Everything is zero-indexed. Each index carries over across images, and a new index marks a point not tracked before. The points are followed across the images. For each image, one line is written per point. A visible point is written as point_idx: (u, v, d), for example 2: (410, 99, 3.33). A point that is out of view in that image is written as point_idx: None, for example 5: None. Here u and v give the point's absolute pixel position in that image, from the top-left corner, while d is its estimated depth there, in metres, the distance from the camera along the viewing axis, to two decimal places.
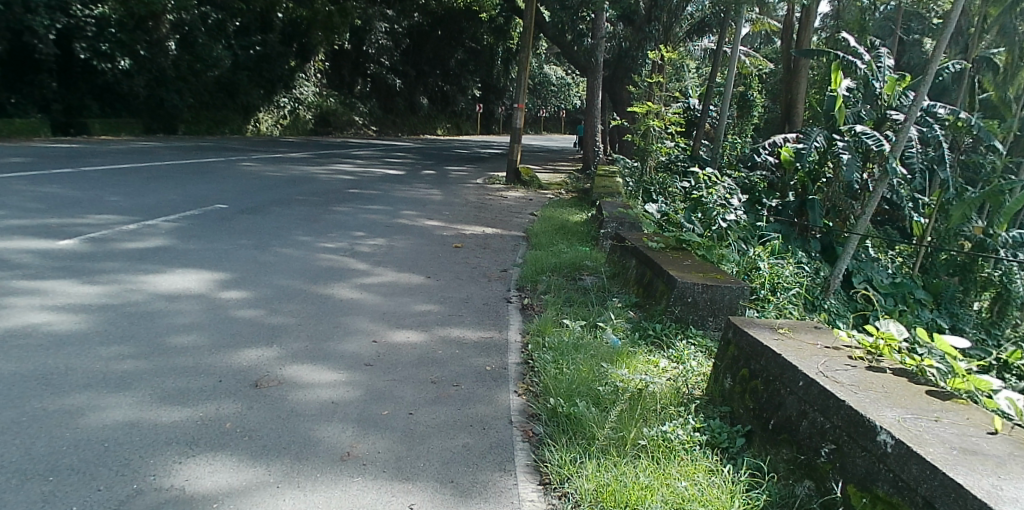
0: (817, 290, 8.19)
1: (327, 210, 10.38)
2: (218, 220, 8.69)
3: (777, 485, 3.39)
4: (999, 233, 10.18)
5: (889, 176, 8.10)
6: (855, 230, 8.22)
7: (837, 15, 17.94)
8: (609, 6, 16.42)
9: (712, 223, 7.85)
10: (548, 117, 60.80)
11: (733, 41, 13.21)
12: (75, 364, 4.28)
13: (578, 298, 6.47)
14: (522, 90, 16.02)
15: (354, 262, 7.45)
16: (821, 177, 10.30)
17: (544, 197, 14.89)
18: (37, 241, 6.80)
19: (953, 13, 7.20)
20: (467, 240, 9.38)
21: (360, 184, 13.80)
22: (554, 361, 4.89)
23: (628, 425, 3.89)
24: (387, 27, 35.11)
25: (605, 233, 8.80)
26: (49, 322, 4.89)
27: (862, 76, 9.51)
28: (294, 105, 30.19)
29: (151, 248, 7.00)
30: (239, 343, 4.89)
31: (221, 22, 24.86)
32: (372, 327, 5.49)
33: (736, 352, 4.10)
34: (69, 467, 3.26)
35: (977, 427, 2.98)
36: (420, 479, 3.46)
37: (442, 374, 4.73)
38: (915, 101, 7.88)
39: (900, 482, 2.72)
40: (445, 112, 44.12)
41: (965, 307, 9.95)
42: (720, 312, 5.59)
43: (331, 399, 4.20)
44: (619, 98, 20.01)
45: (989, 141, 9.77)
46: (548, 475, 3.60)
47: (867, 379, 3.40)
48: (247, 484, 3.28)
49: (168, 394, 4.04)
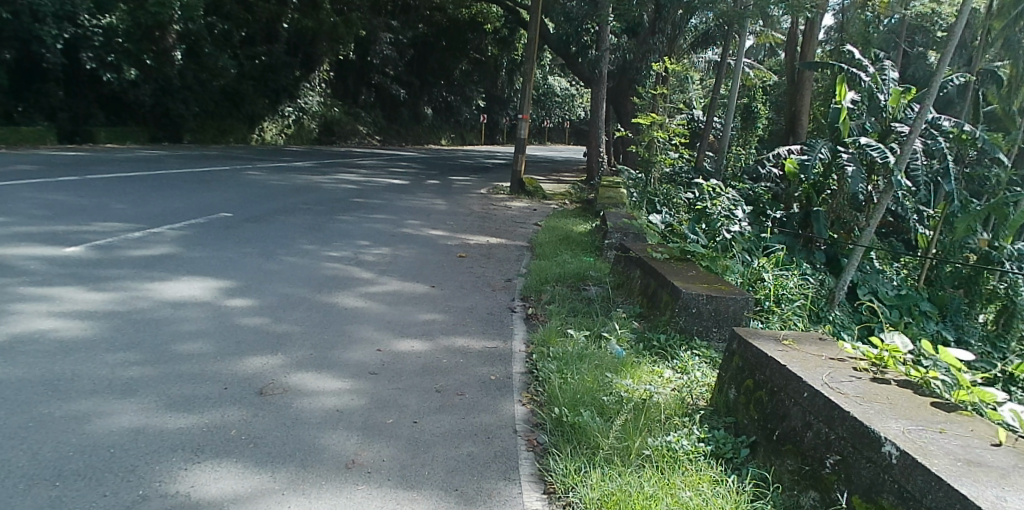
0: (821, 302, 8.18)
1: (331, 219, 10.42)
2: (223, 228, 8.74)
3: (782, 496, 3.40)
4: (1004, 245, 10.01)
5: (895, 188, 8.05)
6: (860, 242, 8.12)
7: (841, 28, 18.19)
8: (614, 20, 16.40)
9: (716, 235, 7.93)
10: (552, 127, 61.05)
11: (737, 52, 12.90)
12: (82, 371, 4.30)
13: (582, 309, 6.49)
14: (527, 100, 15.89)
15: (358, 271, 7.48)
16: (826, 188, 10.25)
17: (549, 207, 14.97)
18: (44, 248, 6.84)
19: (958, 24, 7.02)
20: (471, 249, 9.42)
21: (364, 193, 13.86)
22: (559, 370, 4.90)
23: (633, 435, 3.90)
24: (392, 38, 34.88)
25: (610, 243, 8.74)
26: (56, 329, 4.91)
27: (866, 89, 9.77)
28: (299, 114, 30.35)
29: (157, 256, 7.05)
30: (245, 351, 4.91)
31: (227, 32, 25.03)
32: (378, 336, 5.52)
33: (741, 362, 4.10)
34: (75, 472, 3.28)
35: (980, 439, 2.98)
36: (425, 487, 3.46)
37: (447, 383, 4.75)
38: (920, 113, 7.79)
39: (906, 493, 2.72)
40: (450, 123, 44.39)
41: (970, 320, 9.86)
42: (724, 323, 5.58)
43: (335, 407, 4.22)
44: (623, 109, 20.23)
45: (995, 153, 9.79)
46: (553, 484, 3.60)
47: (872, 391, 3.40)
48: (253, 491, 3.29)
49: (175, 401, 4.06)
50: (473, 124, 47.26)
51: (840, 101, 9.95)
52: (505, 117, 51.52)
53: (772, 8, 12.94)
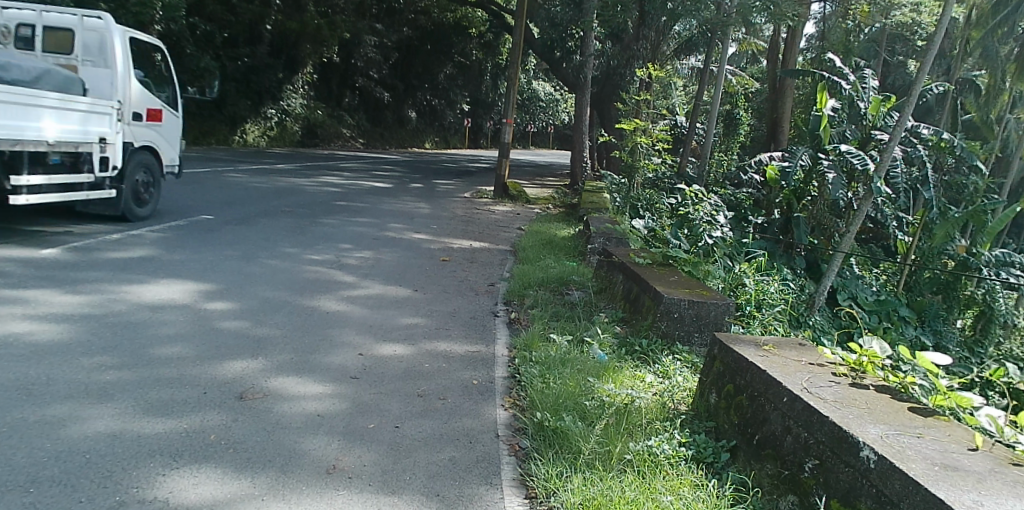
0: (801, 307, 8.30)
1: (313, 222, 10.35)
2: (203, 231, 8.66)
3: (761, 500, 3.42)
4: (982, 252, 10.18)
5: (873, 194, 8.15)
6: (840, 247, 8.22)
7: (823, 37, 18.44)
8: (598, 25, 16.88)
9: (698, 240, 8.02)
10: (536, 132, 61.14)
11: (720, 60, 12.94)
12: (57, 375, 4.24)
13: (565, 313, 6.50)
14: (511, 104, 15.84)
15: (340, 275, 7.43)
16: (806, 195, 10.35)
17: (532, 211, 15.00)
18: (21, 249, 6.77)
19: (938, 32, 7.08)
20: (454, 253, 9.39)
21: (347, 197, 13.79)
22: (541, 375, 4.91)
23: (614, 440, 3.91)
24: (377, 41, 34.75)
25: (593, 248, 8.71)
26: (31, 332, 4.84)
27: (847, 98, 9.79)
28: (281, 116, 30.15)
29: (135, 258, 6.97)
30: (223, 355, 4.85)
31: (209, 34, 25.22)
32: (358, 340, 5.48)
33: (721, 367, 4.14)
34: (49, 478, 3.23)
35: (957, 443, 3.01)
36: (407, 492, 3.45)
37: (429, 387, 4.73)
38: (898, 122, 7.89)
39: (882, 497, 2.75)
40: (433, 126, 44.41)
41: (948, 325, 9.99)
42: (706, 328, 5.61)
43: (317, 411, 4.19)
44: (607, 114, 20.47)
45: (972, 161, 9.90)
46: (535, 488, 3.60)
47: (850, 396, 3.44)
48: (232, 496, 3.26)
49: (153, 405, 4.02)
50: (457, 128, 47.36)
51: (819, 108, 9.92)
52: (489, 121, 51.60)
53: (757, 17, 13.01)
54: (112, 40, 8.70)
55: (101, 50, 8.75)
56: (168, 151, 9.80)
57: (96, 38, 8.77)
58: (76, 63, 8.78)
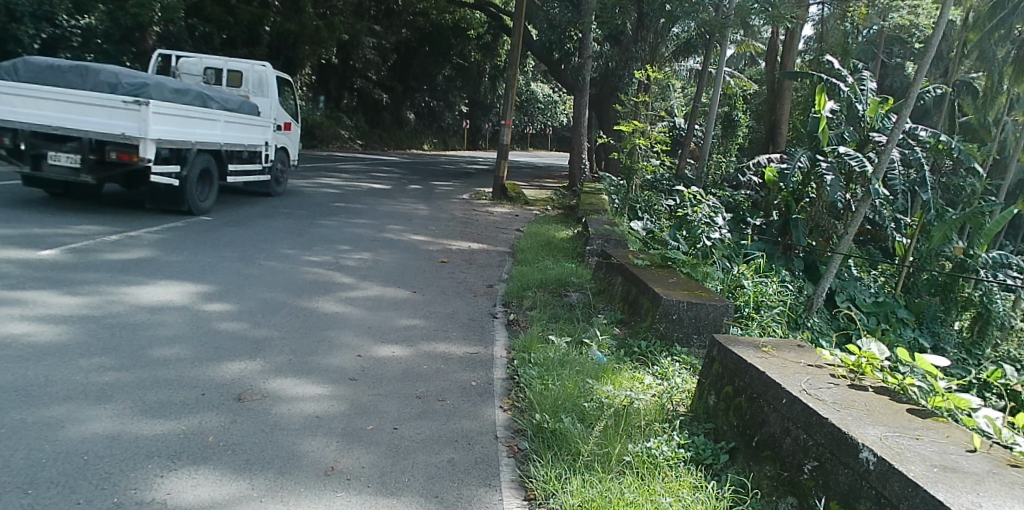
0: (800, 309, 8.29)
1: (311, 224, 10.35)
2: (201, 232, 8.65)
3: (760, 502, 3.41)
4: (979, 253, 10.21)
5: (872, 196, 8.11)
6: (839, 249, 8.18)
7: (822, 39, 18.56)
8: (597, 26, 16.78)
9: (697, 242, 7.97)
10: (535, 133, 61.20)
11: (718, 62, 12.91)
12: (55, 377, 4.22)
13: (563, 314, 6.51)
14: (510, 106, 15.81)
15: (339, 276, 7.42)
16: (804, 197, 10.33)
17: (531, 213, 15.04)
18: (18, 250, 6.75)
19: (935, 35, 7.09)
20: (453, 254, 9.41)
21: (346, 198, 13.80)
22: (539, 377, 4.90)
23: (613, 441, 3.91)
24: (375, 43, 34.34)
25: (592, 250, 8.72)
26: (28, 334, 4.82)
27: (845, 100, 9.57)
28: None
29: (134, 259, 6.96)
30: (221, 357, 4.84)
31: (207, 35, 25.21)
32: (356, 342, 5.46)
33: (720, 369, 4.14)
34: (47, 480, 3.22)
35: (956, 445, 3.01)
36: (405, 494, 3.44)
37: (427, 389, 4.72)
38: (897, 124, 7.87)
39: (882, 499, 2.75)
40: (433, 128, 44.56)
41: (946, 326, 10.00)
42: (705, 329, 5.61)
43: (315, 413, 4.18)
44: (607, 116, 20.54)
45: (970, 163, 9.94)
46: (533, 490, 3.59)
47: (849, 397, 3.44)
48: (229, 499, 3.25)
49: (151, 407, 4.00)
50: (456, 129, 47.44)
51: (818, 110, 9.64)
52: (488, 122, 51.68)
53: (755, 20, 13.04)
54: (269, 78, 12.77)
55: (260, 85, 12.81)
56: (293, 147, 14.18)
57: (257, 76, 12.78)
58: (245, 94, 12.78)
